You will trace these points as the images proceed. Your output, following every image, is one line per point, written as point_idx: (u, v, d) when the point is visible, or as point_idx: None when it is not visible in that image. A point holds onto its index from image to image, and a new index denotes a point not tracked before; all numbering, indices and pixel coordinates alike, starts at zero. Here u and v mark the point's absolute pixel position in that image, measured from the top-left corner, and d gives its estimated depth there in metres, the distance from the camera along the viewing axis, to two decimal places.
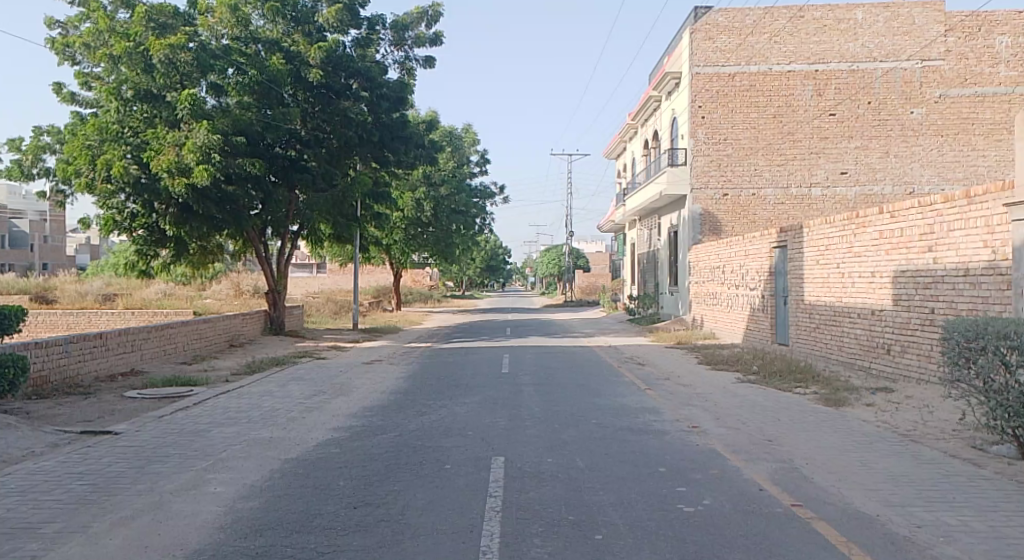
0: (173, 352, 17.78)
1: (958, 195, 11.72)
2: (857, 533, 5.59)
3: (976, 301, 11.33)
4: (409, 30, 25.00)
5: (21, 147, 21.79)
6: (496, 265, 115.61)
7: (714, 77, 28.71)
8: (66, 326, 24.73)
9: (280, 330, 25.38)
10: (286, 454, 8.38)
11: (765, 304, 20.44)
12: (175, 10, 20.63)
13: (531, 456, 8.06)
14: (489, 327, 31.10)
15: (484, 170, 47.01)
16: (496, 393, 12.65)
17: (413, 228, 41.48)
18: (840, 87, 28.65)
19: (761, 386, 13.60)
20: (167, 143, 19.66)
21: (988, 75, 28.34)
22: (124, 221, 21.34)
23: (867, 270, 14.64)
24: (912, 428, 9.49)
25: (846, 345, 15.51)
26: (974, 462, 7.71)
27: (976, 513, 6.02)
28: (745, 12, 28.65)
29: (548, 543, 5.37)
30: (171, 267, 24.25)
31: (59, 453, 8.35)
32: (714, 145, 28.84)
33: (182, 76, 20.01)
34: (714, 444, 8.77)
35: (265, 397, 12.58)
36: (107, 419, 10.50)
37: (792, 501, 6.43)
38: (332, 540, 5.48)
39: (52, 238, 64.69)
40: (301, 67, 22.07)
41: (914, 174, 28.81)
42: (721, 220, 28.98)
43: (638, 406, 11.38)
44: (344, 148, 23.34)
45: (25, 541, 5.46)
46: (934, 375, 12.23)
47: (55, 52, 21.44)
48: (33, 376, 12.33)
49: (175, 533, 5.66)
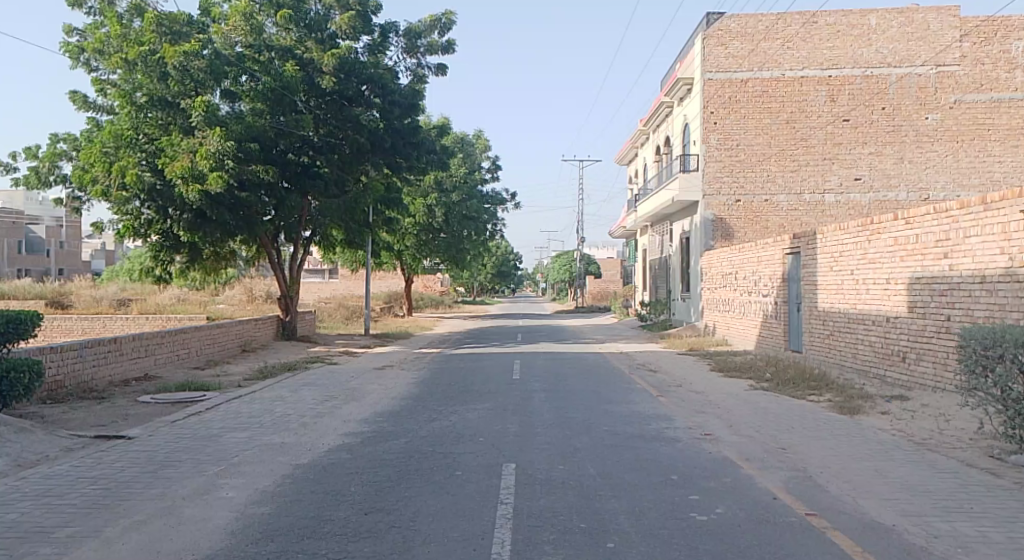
0: (186, 357, 17.87)
1: (975, 201, 11.64)
2: (873, 544, 5.52)
3: (992, 309, 11.21)
4: (422, 37, 25.07)
5: (38, 154, 22.00)
6: (508, 271, 115.50)
7: (726, 84, 28.65)
8: (80, 331, 24.92)
9: (293, 335, 25.43)
10: (297, 460, 8.39)
11: (778, 311, 20.32)
12: (189, 19, 20.73)
13: (542, 463, 8.03)
14: (500, 333, 31.09)
15: (496, 176, 47.01)
16: (506, 399, 12.63)
17: (425, 233, 41.55)
18: (854, 93, 28.52)
19: (774, 393, 13.53)
20: (182, 150, 19.80)
21: (1004, 80, 28.16)
22: (140, 228, 21.50)
23: (882, 278, 14.54)
24: (928, 437, 9.41)
25: (860, 351, 15.40)
26: (991, 472, 7.63)
27: (995, 524, 5.94)
28: (758, 18, 28.59)
29: (559, 550, 5.33)
30: (186, 272, 24.41)
31: (74, 458, 8.40)
32: (726, 151, 28.76)
33: (196, 83, 20.10)
34: (726, 452, 8.72)
35: (276, 403, 12.61)
36: (121, 423, 10.55)
37: (806, 510, 6.36)
38: (342, 546, 5.47)
39: (68, 243, 65.57)
40: (315, 74, 22.16)
41: (929, 180, 28.64)
42: (733, 227, 28.83)
43: (650, 413, 11.33)
44: (356, 155, 23.39)
45: (39, 545, 5.48)
46: (950, 384, 12.13)
47: (71, 58, 21.64)
48: (48, 380, 12.41)
49: (187, 539, 5.66)
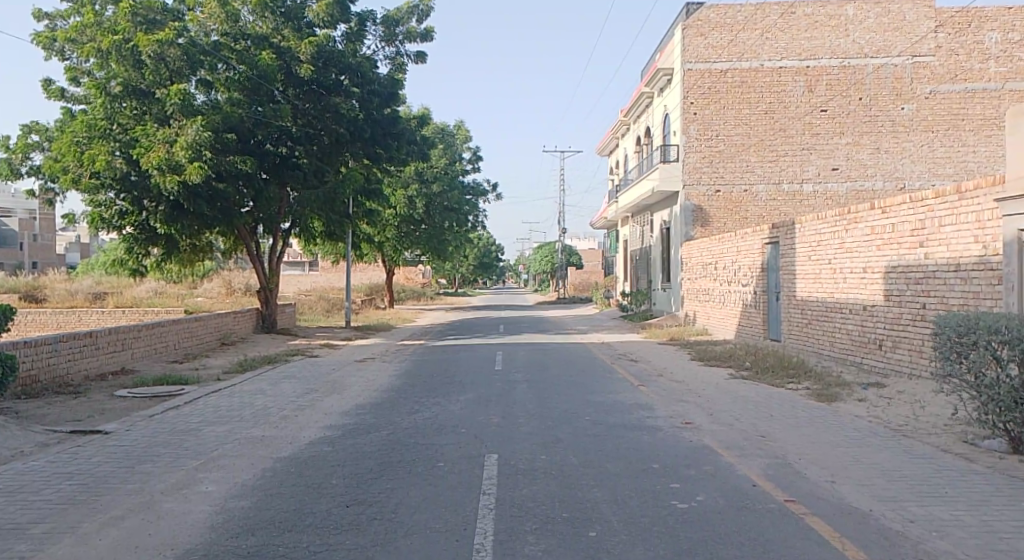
0: (163, 351, 17.67)
1: (950, 190, 11.75)
2: (852, 529, 5.59)
3: (967, 297, 11.35)
4: (400, 25, 24.89)
5: (9, 145, 21.63)
6: (489, 261, 115.63)
7: (706, 74, 28.74)
8: (55, 325, 24.63)
9: (272, 328, 25.23)
10: (276, 453, 8.34)
11: (757, 301, 20.51)
12: (163, 7, 20.49)
13: (524, 453, 8.04)
14: (482, 324, 31.11)
15: (476, 167, 46.88)
16: (488, 390, 12.62)
17: (406, 225, 41.47)
18: (831, 83, 28.65)
19: (754, 382, 13.62)
20: (158, 140, 19.53)
21: (978, 71, 28.53)
22: (113, 219, 21.21)
23: (859, 266, 14.67)
24: (904, 422, 9.55)
25: (837, 339, 15.56)
26: (965, 457, 7.75)
27: (969, 508, 6.04)
28: (737, 9, 28.60)
29: (541, 540, 5.35)
30: (162, 265, 24.17)
31: (47, 453, 8.29)
32: (706, 141, 28.86)
33: (172, 72, 19.88)
34: (706, 440, 8.78)
35: (255, 396, 12.50)
36: (97, 418, 10.44)
37: (785, 497, 6.41)
38: (325, 539, 5.45)
39: (42, 237, 64.94)
40: (292, 62, 22.03)
41: (905, 169, 28.96)
42: (712, 217, 28.98)
43: (632, 402, 11.40)
44: (336, 145, 23.21)
45: (13, 542, 5.41)
46: (926, 371, 12.31)
47: (42, 47, 21.29)
48: (22, 375, 12.23)
49: (165, 533, 5.62)
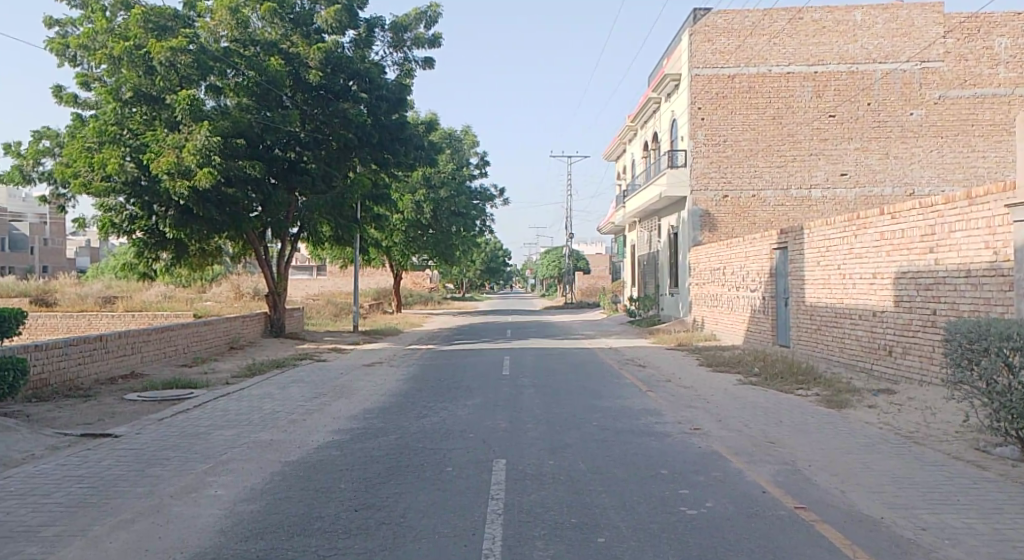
0: (172, 354, 17.72)
1: (960, 196, 11.69)
2: (863, 536, 5.56)
3: (978, 303, 11.29)
4: (409, 30, 24.97)
5: (21, 152, 21.77)
6: (497, 266, 115.74)
7: (713, 79, 28.71)
8: (66, 328, 24.75)
9: (281, 332, 25.27)
10: (286, 457, 8.35)
11: (765, 306, 20.44)
12: (174, 13, 20.57)
13: (533, 458, 8.03)
14: (490, 329, 31.12)
15: (484, 172, 46.95)
16: (495, 395, 12.60)
17: (413, 229, 41.55)
18: (839, 88, 28.63)
19: (763, 388, 13.58)
20: (167, 145, 19.60)
21: (988, 76, 28.34)
22: (123, 223, 21.34)
23: (868, 272, 14.61)
24: (914, 429, 9.50)
25: (847, 345, 15.49)
26: (976, 464, 7.70)
27: (980, 515, 6.00)
28: (744, 14, 28.62)
29: (550, 546, 5.33)
30: (171, 269, 24.26)
31: (58, 456, 8.32)
32: (714, 146, 28.83)
33: (182, 78, 19.90)
34: (715, 446, 8.75)
35: (263, 400, 12.52)
36: (107, 422, 10.48)
37: (795, 504, 6.38)
38: (334, 543, 5.45)
39: (53, 241, 65.33)
40: (301, 68, 22.19)
41: (914, 175, 28.86)
42: (720, 222, 28.92)
43: (640, 408, 11.37)
44: (344, 150, 23.29)
45: (24, 545, 5.43)
46: (936, 377, 12.25)
47: (54, 53, 21.44)
48: (33, 379, 12.29)
49: (174, 537, 5.62)
